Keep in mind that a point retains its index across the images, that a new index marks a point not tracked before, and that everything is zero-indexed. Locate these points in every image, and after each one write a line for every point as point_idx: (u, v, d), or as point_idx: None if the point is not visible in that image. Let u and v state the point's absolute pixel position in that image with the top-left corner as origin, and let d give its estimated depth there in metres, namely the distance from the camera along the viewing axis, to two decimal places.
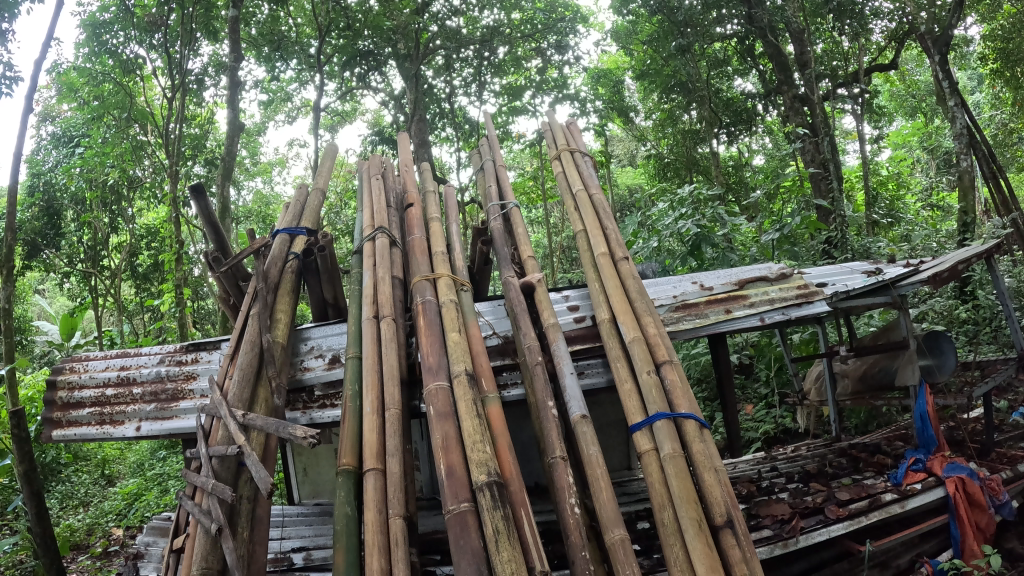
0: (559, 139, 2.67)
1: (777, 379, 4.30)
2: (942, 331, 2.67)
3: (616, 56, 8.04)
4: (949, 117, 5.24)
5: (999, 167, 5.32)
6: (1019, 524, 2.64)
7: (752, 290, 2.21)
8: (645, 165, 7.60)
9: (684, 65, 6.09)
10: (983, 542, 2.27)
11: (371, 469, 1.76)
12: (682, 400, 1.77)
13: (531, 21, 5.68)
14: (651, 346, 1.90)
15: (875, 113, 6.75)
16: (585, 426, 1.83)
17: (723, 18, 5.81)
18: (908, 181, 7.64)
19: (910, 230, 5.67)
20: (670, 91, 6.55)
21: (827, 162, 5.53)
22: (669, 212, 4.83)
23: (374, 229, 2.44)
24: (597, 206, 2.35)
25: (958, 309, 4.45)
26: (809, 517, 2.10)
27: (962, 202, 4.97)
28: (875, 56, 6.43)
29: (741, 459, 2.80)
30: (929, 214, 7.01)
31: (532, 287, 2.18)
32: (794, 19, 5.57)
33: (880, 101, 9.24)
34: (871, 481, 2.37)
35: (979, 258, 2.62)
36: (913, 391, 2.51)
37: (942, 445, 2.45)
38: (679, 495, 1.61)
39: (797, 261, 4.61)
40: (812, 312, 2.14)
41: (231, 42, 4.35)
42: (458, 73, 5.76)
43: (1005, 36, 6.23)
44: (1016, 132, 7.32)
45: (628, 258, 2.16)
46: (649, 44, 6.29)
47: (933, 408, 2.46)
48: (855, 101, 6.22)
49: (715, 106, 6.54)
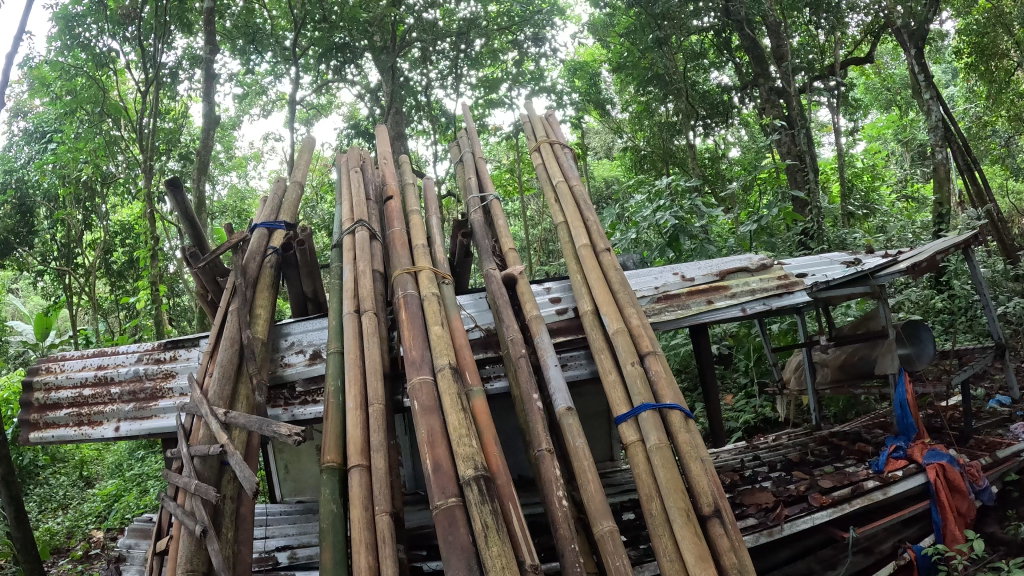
0: (538, 131, 2.64)
1: (756, 369, 4.34)
2: (921, 321, 2.71)
3: (593, 49, 8.04)
4: (925, 110, 5.31)
5: (974, 159, 5.42)
6: (996, 510, 2.70)
7: (732, 280, 2.22)
8: (621, 158, 7.58)
9: (662, 57, 6.09)
10: (964, 527, 2.32)
11: (356, 465, 1.74)
12: (666, 391, 1.78)
13: (508, 14, 5.65)
14: (634, 338, 1.91)
15: (851, 105, 6.81)
16: (570, 418, 1.84)
17: (700, 11, 5.88)
18: (881, 174, 7.73)
19: (885, 222, 5.75)
20: (647, 83, 6.53)
21: (804, 155, 5.58)
22: (646, 204, 4.85)
23: (354, 222, 2.42)
24: (579, 198, 2.35)
25: (934, 300, 4.51)
26: (792, 505, 2.13)
27: (938, 194, 5.04)
28: (852, 49, 6.48)
29: (723, 449, 2.81)
30: (904, 206, 7.11)
31: (513, 279, 2.18)
32: (770, 11, 5.58)
33: (856, 94, 9.35)
34: (853, 469, 2.40)
35: (956, 249, 2.65)
36: (891, 379, 2.53)
37: (922, 432, 2.49)
38: (666, 485, 1.62)
39: (775, 252, 4.66)
40: (792, 302, 2.16)
41: (206, 34, 4.26)
42: (434, 66, 5.69)
43: (980, 31, 6.34)
44: (989, 125, 7.54)
45: (609, 250, 2.16)
46: (627, 36, 6.29)
47: (913, 395, 2.49)
48: (831, 93, 6.27)
49: (692, 99, 6.56)
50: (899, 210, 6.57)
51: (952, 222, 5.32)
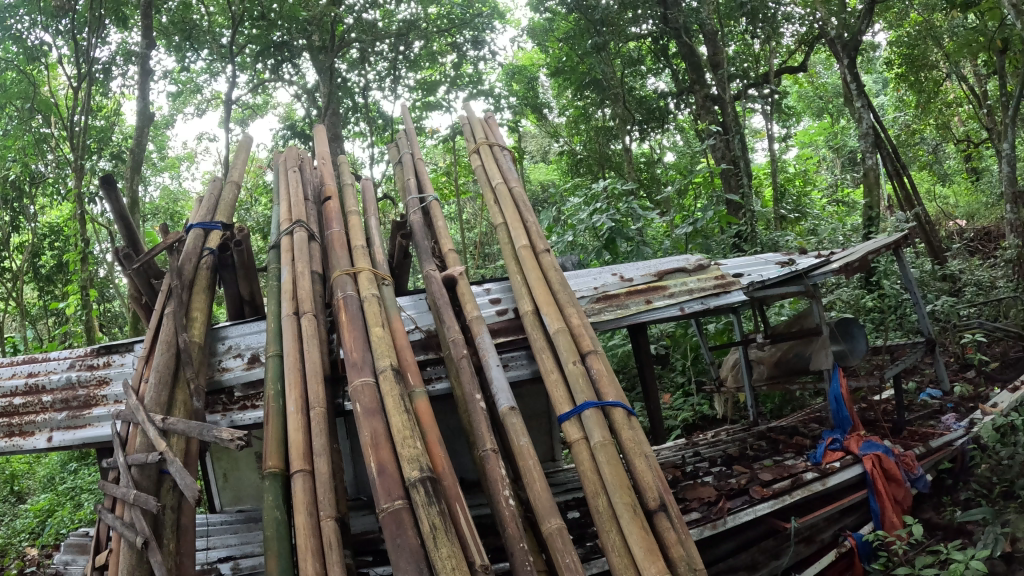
0: (477, 132, 2.63)
1: (693, 368, 4.46)
2: (853, 318, 2.84)
3: (531, 53, 8.11)
4: (857, 118, 5.53)
5: (902, 165, 5.68)
6: (929, 497, 2.85)
7: (670, 281, 2.28)
8: (558, 162, 7.63)
9: (600, 63, 6.08)
10: (902, 513, 2.43)
11: (299, 470, 1.72)
12: (608, 389, 1.82)
13: (448, 16, 5.62)
14: (575, 337, 1.93)
15: (784, 113, 7.05)
16: (514, 417, 1.86)
17: (638, 18, 6.05)
18: (811, 179, 8.02)
19: (816, 225, 5.95)
20: (583, 88, 6.62)
21: (737, 160, 5.77)
22: (583, 207, 4.92)
23: (292, 223, 2.39)
24: (518, 201, 2.34)
25: (864, 299, 4.68)
26: (734, 498, 2.20)
27: (867, 198, 5.26)
28: (785, 59, 6.70)
29: (663, 446, 2.87)
30: (834, 210, 7.39)
31: (453, 280, 2.18)
32: (709, 21, 5.77)
33: (788, 102, 9.69)
34: (791, 462, 2.50)
35: (883, 250, 2.77)
36: (827, 374, 2.65)
37: (856, 425, 2.60)
38: (611, 482, 1.66)
39: (710, 254, 4.79)
40: (728, 301, 2.23)
41: (143, 28, 4.12)
42: (373, 67, 5.65)
43: (910, 44, 6.56)
44: (917, 133, 7.96)
45: (549, 251, 2.17)
46: (565, 41, 6.42)
47: (847, 390, 2.60)
48: (764, 100, 6.47)
49: (629, 104, 6.66)
50: (830, 213, 6.82)
51: (879, 225, 5.56)
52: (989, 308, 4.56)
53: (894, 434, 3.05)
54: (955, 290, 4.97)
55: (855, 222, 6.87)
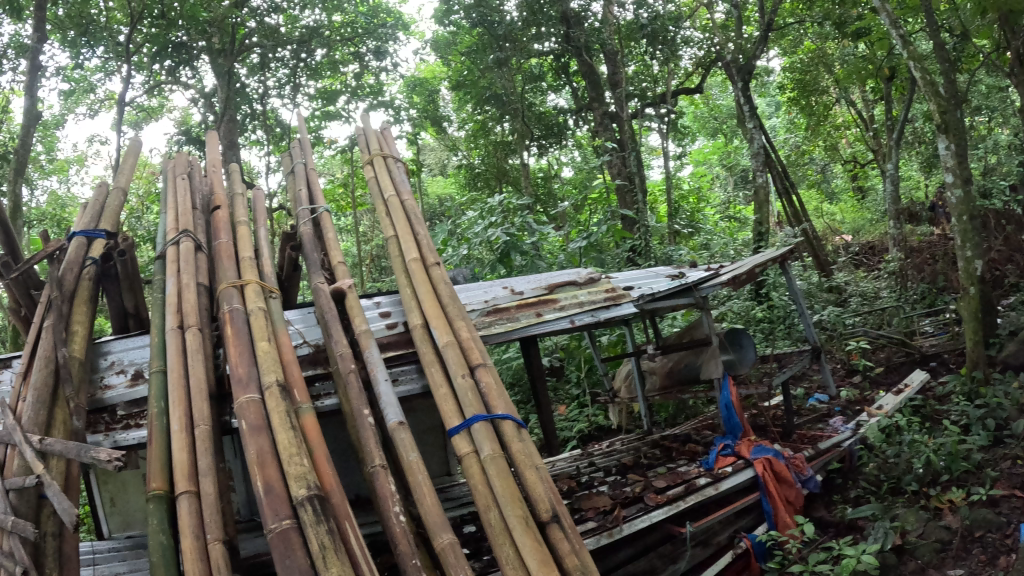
0: (372, 144, 2.58)
1: (587, 380, 4.51)
2: (742, 328, 2.97)
3: (434, 66, 8.11)
4: (748, 138, 5.75)
5: (789, 184, 5.96)
6: (819, 497, 2.98)
7: (560, 294, 2.30)
8: (456, 175, 7.64)
9: (501, 78, 6.11)
10: (792, 514, 2.50)
11: (184, 491, 1.64)
12: (497, 402, 1.81)
13: (352, 25, 5.54)
14: (464, 350, 1.92)
15: (678, 133, 7.28)
16: (404, 432, 1.84)
17: (543, 36, 6.03)
18: (706, 197, 8.29)
19: (708, 240, 6.14)
20: (484, 102, 6.47)
21: (634, 176, 5.90)
22: (479, 220, 4.91)
23: (178, 232, 2.29)
24: (409, 213, 2.28)
25: (755, 310, 4.88)
26: (630, 506, 2.23)
27: (757, 214, 5.47)
28: (682, 80, 6.91)
29: (558, 456, 2.86)
30: (724, 225, 7.69)
31: (343, 293, 2.13)
32: (610, 42, 6.15)
33: (684, 121, 10.04)
34: (685, 468, 2.56)
35: (772, 264, 2.88)
36: (716, 384, 2.70)
37: (746, 431, 2.67)
38: (502, 494, 1.66)
39: (604, 268, 4.86)
40: (618, 313, 2.26)
41: (32, 21, 3.88)
42: (273, 74, 5.48)
43: (802, 70, 6.87)
44: (806, 154, 8.55)
45: (439, 264, 2.13)
46: (467, 55, 6.32)
47: (736, 397, 2.67)
48: (661, 119, 6.66)
49: (528, 119, 6.67)
50: (723, 229, 7.07)
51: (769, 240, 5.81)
52: (872, 317, 4.82)
53: (784, 439, 3.17)
54: (838, 302, 5.21)
55: (747, 237, 7.15)
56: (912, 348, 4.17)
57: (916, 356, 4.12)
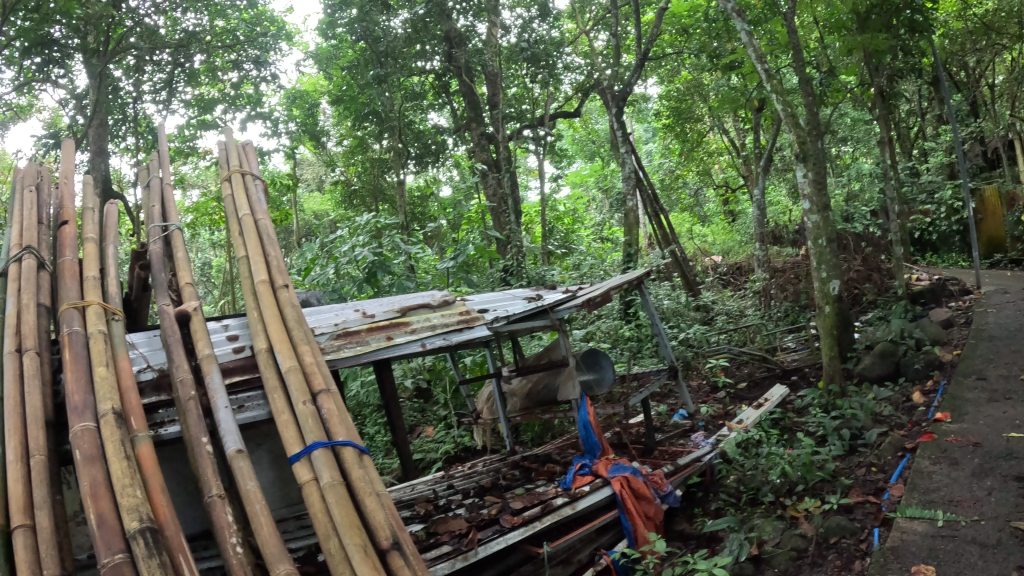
0: (231, 159, 2.52)
1: (454, 401, 4.52)
2: (600, 349, 3.01)
3: (316, 79, 8.03)
4: (621, 161, 5.90)
5: (659, 207, 6.19)
6: (680, 511, 3.09)
7: (413, 316, 2.30)
8: (333, 190, 7.64)
9: (381, 94, 6.16)
10: (650, 529, 2.54)
11: (18, 525, 1.53)
12: (338, 428, 1.78)
13: (234, 32, 5.48)
14: (307, 376, 1.88)
15: (555, 154, 7.48)
16: (242, 460, 1.77)
17: (427, 53, 6.19)
18: (584, 220, 8.54)
19: (580, 259, 6.29)
20: (362, 118, 6.54)
21: (507, 197, 6.08)
22: (346, 239, 4.88)
23: (20, 248, 2.15)
24: (262, 232, 2.25)
25: (623, 329, 5.02)
26: (485, 529, 2.22)
27: (628, 236, 5.65)
28: (562, 103, 7.15)
29: (418, 480, 2.82)
30: (598, 245, 7.93)
31: (187, 316, 2.05)
32: (490, 62, 6.17)
33: (565, 142, 10.31)
34: (544, 488, 2.57)
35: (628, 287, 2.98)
36: (574, 405, 2.73)
37: (605, 449, 2.72)
38: (342, 523, 1.62)
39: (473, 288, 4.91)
40: (471, 336, 2.28)
41: None
42: (149, 77, 5.28)
43: (679, 98, 7.45)
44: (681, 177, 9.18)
45: (288, 286, 2.11)
46: (349, 70, 6.34)
47: (594, 416, 2.71)
48: (539, 142, 6.82)
49: (406, 136, 6.64)
50: (592, 250, 7.26)
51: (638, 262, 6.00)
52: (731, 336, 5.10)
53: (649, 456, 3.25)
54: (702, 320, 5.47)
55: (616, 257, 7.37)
56: (774, 363, 4.42)
57: (779, 371, 4.37)
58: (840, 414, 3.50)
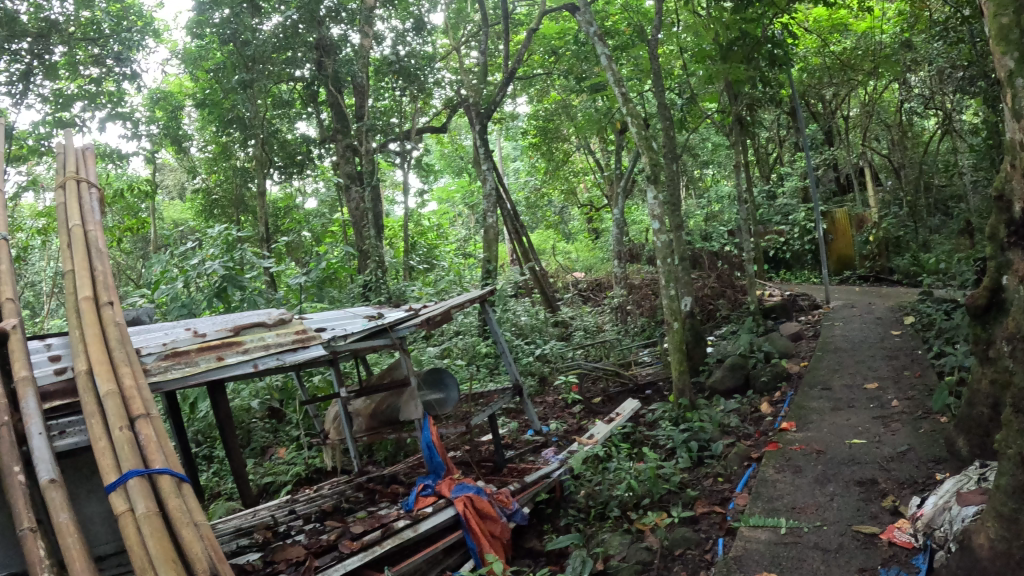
0: (67, 162, 2.43)
1: (303, 423, 5.02)
2: (448, 369, 3.67)
3: (179, 79, 8.85)
4: (481, 178, 7.17)
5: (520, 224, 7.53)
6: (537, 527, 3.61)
7: (247, 337, 2.44)
8: (194, 195, 8.89)
9: (244, 101, 6.59)
10: (497, 546, 2.75)
11: None
12: (156, 456, 1.73)
13: (97, 25, 5.26)
14: (126, 400, 1.83)
15: (427, 168, 9.30)
16: (53, 491, 1.67)
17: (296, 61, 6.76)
18: (441, 233, 10.46)
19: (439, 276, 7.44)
20: (226, 124, 7.27)
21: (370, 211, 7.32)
22: (199, 261, 5.41)
23: None
24: (92, 245, 2.18)
25: (480, 345, 6.26)
26: (324, 555, 2.49)
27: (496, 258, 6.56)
28: (433, 116, 8.75)
29: (262, 506, 3.05)
30: (461, 261, 9.81)
31: (4, 338, 1.92)
32: (359, 72, 7.04)
33: (433, 164, 12.29)
34: (389, 511, 2.81)
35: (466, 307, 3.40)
36: (418, 424, 2.99)
37: (449, 469, 2.98)
38: (156, 556, 1.54)
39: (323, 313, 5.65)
40: (307, 355, 2.44)
41: None
42: (6, 69, 4.97)
43: (549, 118, 9.69)
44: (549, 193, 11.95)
45: (113, 304, 2.06)
46: (214, 71, 7.10)
47: (437, 436, 2.95)
48: (404, 154, 7.92)
49: (271, 145, 7.52)
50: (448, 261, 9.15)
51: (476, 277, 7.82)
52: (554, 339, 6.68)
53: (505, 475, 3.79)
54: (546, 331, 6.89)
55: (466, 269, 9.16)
56: (628, 379, 5.36)
57: (634, 385, 5.33)
58: (689, 428, 4.22)
